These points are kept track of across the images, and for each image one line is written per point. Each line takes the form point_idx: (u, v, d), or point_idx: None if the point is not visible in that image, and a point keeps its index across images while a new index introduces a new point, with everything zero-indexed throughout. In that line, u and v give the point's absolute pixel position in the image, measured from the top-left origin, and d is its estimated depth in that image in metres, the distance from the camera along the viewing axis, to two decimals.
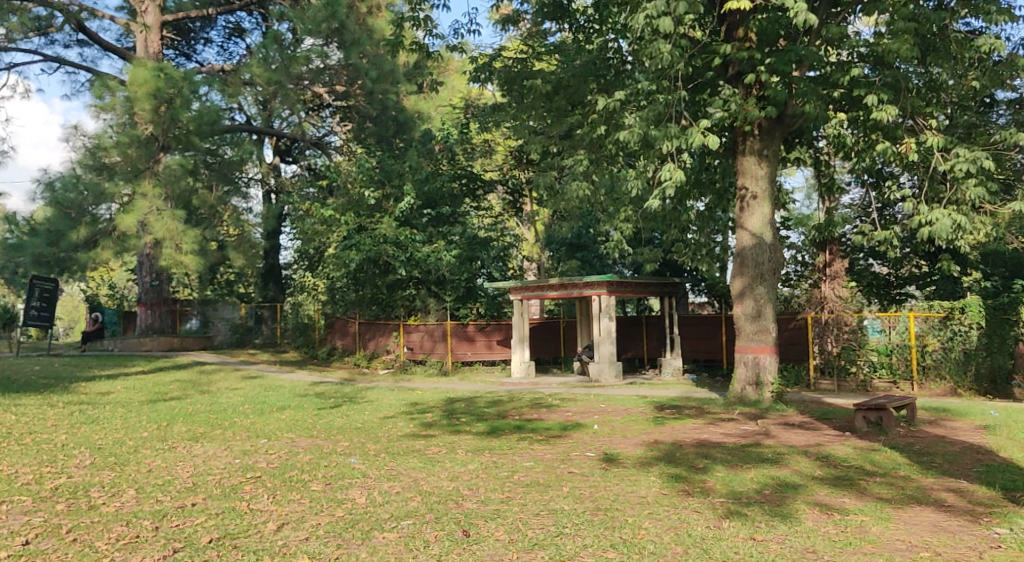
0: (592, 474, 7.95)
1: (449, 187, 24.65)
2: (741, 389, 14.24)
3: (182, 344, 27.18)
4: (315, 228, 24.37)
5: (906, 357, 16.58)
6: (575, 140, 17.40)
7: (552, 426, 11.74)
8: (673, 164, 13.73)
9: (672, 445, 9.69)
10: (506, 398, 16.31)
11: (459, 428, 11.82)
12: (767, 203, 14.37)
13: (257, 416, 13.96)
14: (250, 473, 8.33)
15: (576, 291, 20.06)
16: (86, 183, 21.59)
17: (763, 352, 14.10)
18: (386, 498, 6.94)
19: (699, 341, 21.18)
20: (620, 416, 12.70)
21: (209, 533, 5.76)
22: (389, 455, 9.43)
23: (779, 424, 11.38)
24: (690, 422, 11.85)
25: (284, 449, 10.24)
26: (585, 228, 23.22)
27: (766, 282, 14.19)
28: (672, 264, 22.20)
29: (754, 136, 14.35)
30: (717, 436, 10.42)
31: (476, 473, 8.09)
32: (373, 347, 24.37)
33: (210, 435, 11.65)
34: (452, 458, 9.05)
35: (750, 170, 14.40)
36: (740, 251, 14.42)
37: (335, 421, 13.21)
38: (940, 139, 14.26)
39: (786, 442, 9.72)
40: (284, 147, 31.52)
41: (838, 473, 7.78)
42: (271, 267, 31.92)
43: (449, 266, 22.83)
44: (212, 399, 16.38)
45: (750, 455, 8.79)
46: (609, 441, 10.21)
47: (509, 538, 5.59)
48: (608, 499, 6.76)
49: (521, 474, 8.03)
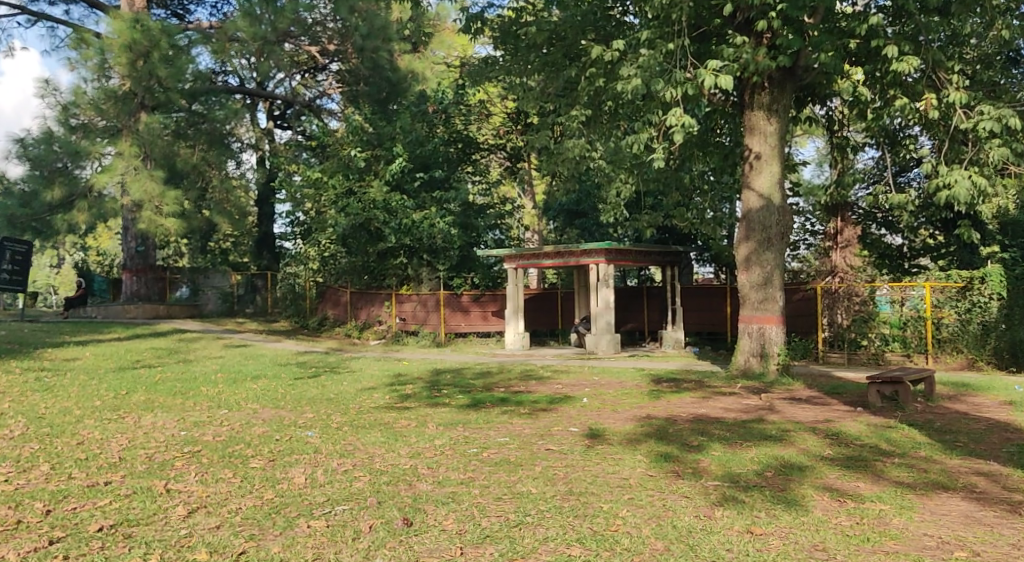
0: (573, 452, 7.04)
1: (444, 150, 23.61)
2: (745, 361, 13.31)
3: (169, 312, 26.36)
4: (304, 191, 23.40)
5: (921, 330, 15.61)
6: (573, 96, 16.31)
7: (540, 399, 10.83)
8: (676, 110, 12.83)
9: (666, 421, 8.77)
10: (495, 369, 15.46)
11: (439, 400, 10.92)
12: (776, 163, 13.27)
13: (226, 386, 13.10)
14: (188, 447, 7.46)
15: (572, 260, 19.05)
16: (61, 141, 20.67)
17: (769, 322, 13.12)
18: (329, 478, 6.03)
19: (702, 313, 20.22)
20: (612, 389, 11.79)
21: (103, 520, 4.88)
22: (352, 429, 8.52)
23: (784, 399, 10.45)
24: (686, 396, 10.93)
25: (243, 420, 9.35)
26: (586, 194, 22.12)
27: (773, 248, 13.14)
28: (675, 232, 21.18)
29: (764, 89, 13.25)
30: (717, 411, 9.52)
31: (442, 450, 7.17)
32: (365, 317, 23.38)
33: (167, 405, 10.79)
34: (420, 432, 8.16)
35: (759, 126, 13.31)
36: (746, 214, 13.35)
37: (307, 391, 12.33)
38: (964, 95, 13.12)
39: (792, 419, 8.79)
40: (277, 111, 30.23)
41: (851, 454, 6.85)
42: (265, 235, 30.81)
43: (443, 233, 21.78)
44: (185, 367, 15.55)
45: (752, 432, 7.87)
46: (597, 416, 9.30)
47: (458, 529, 4.68)
48: (585, 481, 5.84)
49: (492, 451, 7.11)
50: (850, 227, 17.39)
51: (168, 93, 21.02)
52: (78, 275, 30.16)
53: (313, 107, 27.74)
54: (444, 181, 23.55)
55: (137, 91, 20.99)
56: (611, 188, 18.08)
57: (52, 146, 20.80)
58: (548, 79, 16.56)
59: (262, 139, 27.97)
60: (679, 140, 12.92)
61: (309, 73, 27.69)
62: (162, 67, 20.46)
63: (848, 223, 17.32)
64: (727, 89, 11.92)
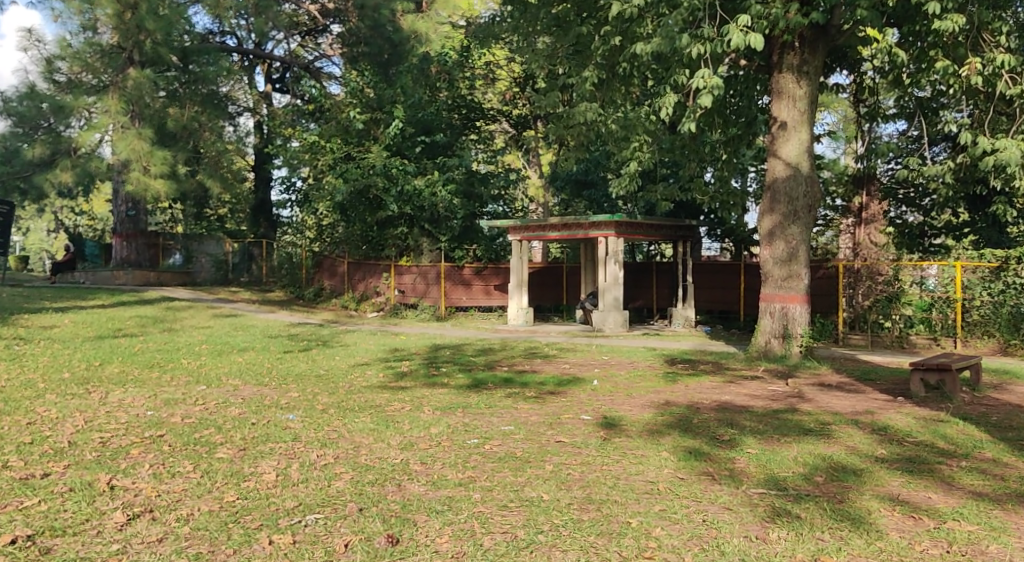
0: (588, 446, 6.15)
1: (448, 115, 22.52)
2: (766, 343, 12.39)
3: (160, 279, 25.44)
4: (300, 155, 22.37)
5: (949, 313, 14.65)
6: (585, 57, 15.29)
7: (546, 380, 9.92)
8: (704, 71, 11.88)
9: (689, 409, 7.87)
10: (497, 346, 14.58)
11: (437, 379, 10.03)
12: (805, 130, 12.23)
13: (210, 358, 12.22)
14: (150, 431, 6.56)
15: (580, 232, 18.10)
16: (46, 98, 19.67)
17: (793, 301, 12.19)
18: (305, 475, 5.13)
19: (715, 291, 19.28)
20: (624, 371, 10.91)
21: (22, 528, 4.03)
22: (338, 412, 7.62)
23: (814, 386, 9.55)
24: (707, 380, 10.05)
25: (221, 400, 8.45)
26: (594, 163, 21.06)
27: (799, 221, 12.14)
28: (688, 206, 20.19)
29: (794, 49, 12.21)
30: (743, 398, 8.63)
31: (436, 440, 6.29)
32: (362, 289, 22.51)
33: (140, 380, 9.90)
34: (414, 418, 7.25)
35: (787, 90, 12.25)
36: (771, 184, 12.35)
37: (295, 367, 11.47)
38: (1013, 57, 12.13)
39: (829, 409, 7.89)
40: (275, 73, 29.03)
41: (908, 454, 5.97)
42: (262, 202, 29.55)
43: (444, 203, 20.81)
44: (169, 337, 14.66)
45: (789, 425, 6.97)
46: (611, 402, 8.40)
47: (454, 552, 3.80)
48: (605, 485, 4.96)
49: (495, 444, 6.22)
50: (876, 203, 16.32)
51: (157, 47, 19.94)
52: (68, 240, 29.26)
53: (311, 69, 26.64)
54: (447, 147, 22.48)
55: (126, 45, 20.01)
56: (623, 156, 17.05)
57: (36, 103, 19.76)
58: (558, 37, 15.58)
59: (260, 103, 26.86)
60: (706, 101, 11.97)
61: (309, 33, 26.53)
62: (151, 20, 19.36)
63: (874, 198, 16.32)
64: (756, 49, 10.87)
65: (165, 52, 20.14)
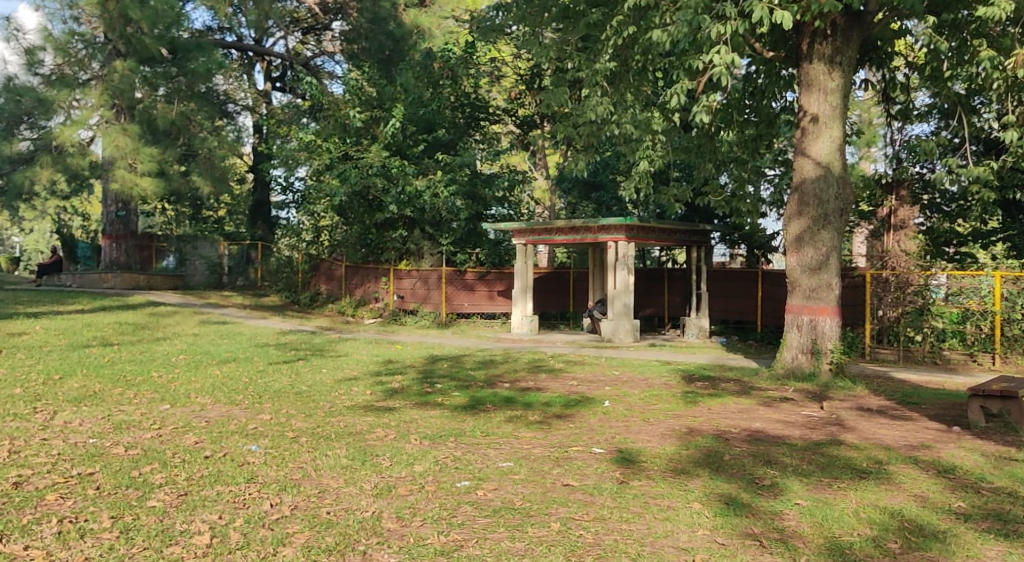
0: (603, 493, 5.09)
1: (451, 113, 21.43)
2: (792, 358, 11.29)
3: (150, 282, 24.53)
4: (295, 153, 21.34)
5: (984, 325, 13.57)
6: (596, 49, 14.29)
7: (553, 400, 8.87)
8: (722, 48, 10.88)
9: (717, 440, 6.82)
10: (499, 358, 13.51)
11: (429, 399, 8.96)
12: (837, 126, 11.14)
13: (185, 371, 11.20)
14: (80, 467, 5.55)
15: (588, 236, 17.08)
16: (27, 91, 18.66)
17: (823, 314, 11.12)
18: (249, 536, 4.14)
19: (730, 300, 18.21)
20: (638, 390, 9.84)
21: None
22: (312, 441, 6.61)
23: (852, 411, 8.49)
24: (732, 401, 9.00)
25: (181, 424, 7.41)
26: (604, 165, 20.20)
27: (830, 226, 11.06)
28: (702, 210, 19.14)
29: (826, 38, 11.08)
30: (775, 426, 7.57)
31: (420, 484, 5.25)
32: (361, 294, 21.48)
33: (99, 396, 8.89)
34: (396, 451, 6.19)
35: (818, 82, 11.14)
36: (799, 185, 11.27)
37: (276, 381, 10.43)
38: None
39: (878, 441, 6.82)
40: (275, 72, 27.99)
41: (991, 507, 4.89)
42: (259, 202, 28.07)
43: (447, 205, 19.82)
44: (146, 346, 13.65)
45: (839, 463, 5.89)
46: (625, 429, 7.33)
47: None
48: (625, 557, 3.95)
49: (489, 489, 5.18)
50: (907, 208, 15.26)
51: (145, 39, 19.26)
52: (59, 243, 28.31)
53: (311, 67, 25.65)
54: (450, 146, 21.39)
55: (112, 36, 19.18)
56: (635, 156, 15.97)
57: (18, 97, 18.77)
58: (567, 30, 14.71)
59: (260, 101, 25.99)
60: (722, 79, 10.86)
61: (310, 30, 25.58)
62: (136, 8, 18.61)
63: (904, 203, 15.24)
64: (783, 27, 9.80)
65: (152, 44, 19.39)
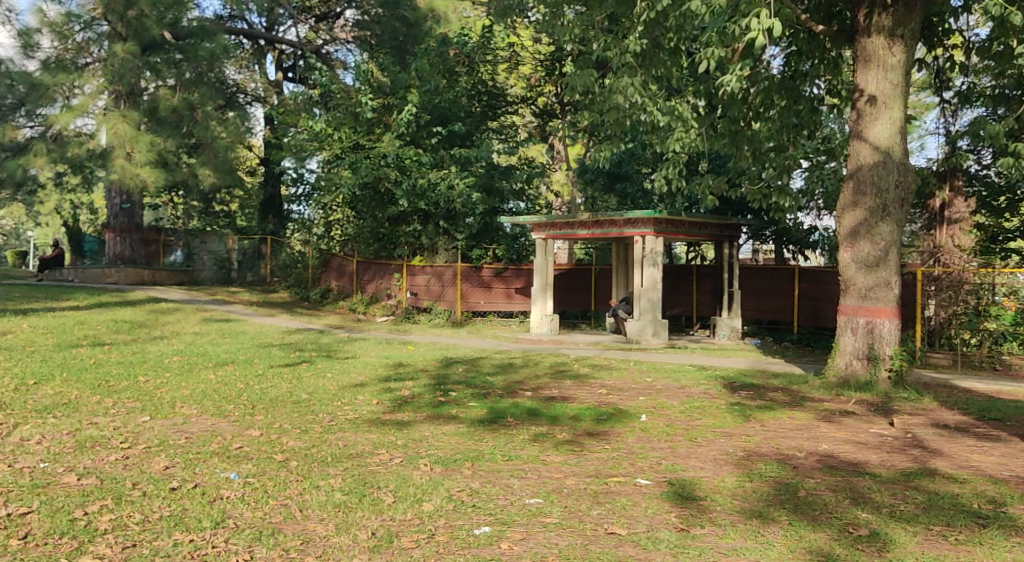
0: (659, 548, 4.01)
1: (467, 101, 20.28)
2: (847, 365, 10.12)
3: (155, 277, 23.63)
4: (303, 142, 20.30)
5: None
6: (623, 27, 13.13)
7: (584, 414, 7.77)
8: (761, 15, 9.65)
9: (784, 467, 5.72)
10: (519, 361, 12.41)
11: (443, 411, 7.90)
12: (898, 106, 9.97)
13: (177, 375, 10.20)
14: (14, 504, 4.55)
15: (613, 230, 15.97)
16: (21, 77, 17.82)
17: (880, 315, 9.97)
18: None
19: (764, 299, 17.04)
20: (677, 401, 8.73)
21: None
22: (304, 467, 5.55)
23: (930, 428, 7.35)
24: (787, 416, 7.88)
25: (155, 442, 6.38)
26: (629, 155, 18.96)
27: (890, 218, 9.92)
28: (734, 203, 17.94)
29: (885, 8, 9.91)
30: (848, 448, 6.45)
31: (432, 531, 4.20)
32: (373, 290, 20.48)
33: (72, 406, 7.90)
34: (401, 482, 5.14)
35: (876, 57, 9.99)
36: (854, 172, 10.09)
37: (273, 388, 9.39)
38: None
39: (979, 471, 5.68)
40: (287, 62, 26.96)
41: None
42: (270, 196, 27.09)
43: (462, 197, 18.61)
44: (140, 346, 12.67)
45: (944, 504, 4.77)
46: (672, 453, 6.23)
47: None
48: None
49: (517, 539, 4.13)
50: (962, 199, 13.94)
51: (144, 20, 18.26)
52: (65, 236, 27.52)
53: (322, 55, 24.57)
54: (466, 138, 20.21)
55: (110, 18, 18.24)
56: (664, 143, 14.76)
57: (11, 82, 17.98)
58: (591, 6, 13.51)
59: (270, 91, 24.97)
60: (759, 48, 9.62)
61: (322, 18, 24.48)
62: None
63: (958, 194, 13.92)
64: None
65: (154, 27, 18.41)
